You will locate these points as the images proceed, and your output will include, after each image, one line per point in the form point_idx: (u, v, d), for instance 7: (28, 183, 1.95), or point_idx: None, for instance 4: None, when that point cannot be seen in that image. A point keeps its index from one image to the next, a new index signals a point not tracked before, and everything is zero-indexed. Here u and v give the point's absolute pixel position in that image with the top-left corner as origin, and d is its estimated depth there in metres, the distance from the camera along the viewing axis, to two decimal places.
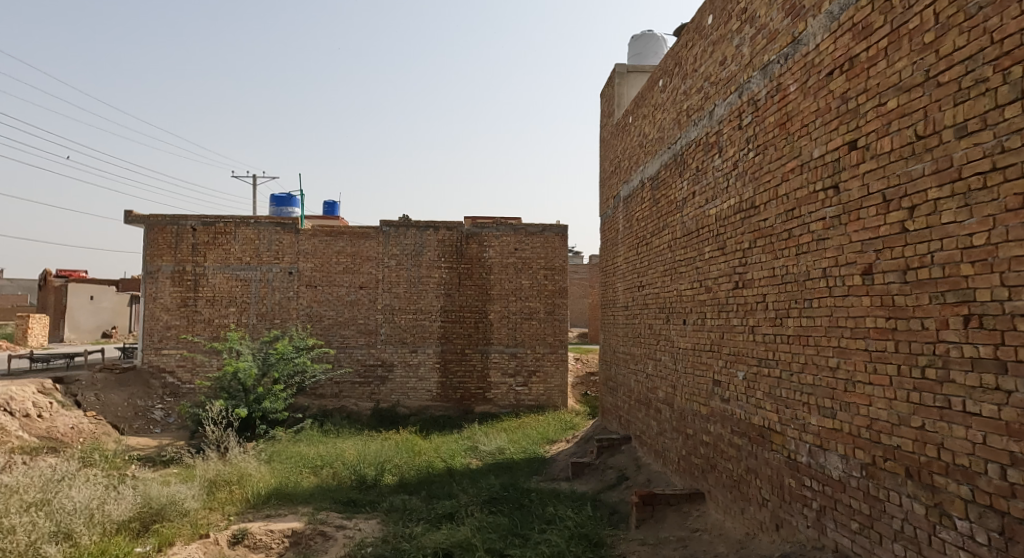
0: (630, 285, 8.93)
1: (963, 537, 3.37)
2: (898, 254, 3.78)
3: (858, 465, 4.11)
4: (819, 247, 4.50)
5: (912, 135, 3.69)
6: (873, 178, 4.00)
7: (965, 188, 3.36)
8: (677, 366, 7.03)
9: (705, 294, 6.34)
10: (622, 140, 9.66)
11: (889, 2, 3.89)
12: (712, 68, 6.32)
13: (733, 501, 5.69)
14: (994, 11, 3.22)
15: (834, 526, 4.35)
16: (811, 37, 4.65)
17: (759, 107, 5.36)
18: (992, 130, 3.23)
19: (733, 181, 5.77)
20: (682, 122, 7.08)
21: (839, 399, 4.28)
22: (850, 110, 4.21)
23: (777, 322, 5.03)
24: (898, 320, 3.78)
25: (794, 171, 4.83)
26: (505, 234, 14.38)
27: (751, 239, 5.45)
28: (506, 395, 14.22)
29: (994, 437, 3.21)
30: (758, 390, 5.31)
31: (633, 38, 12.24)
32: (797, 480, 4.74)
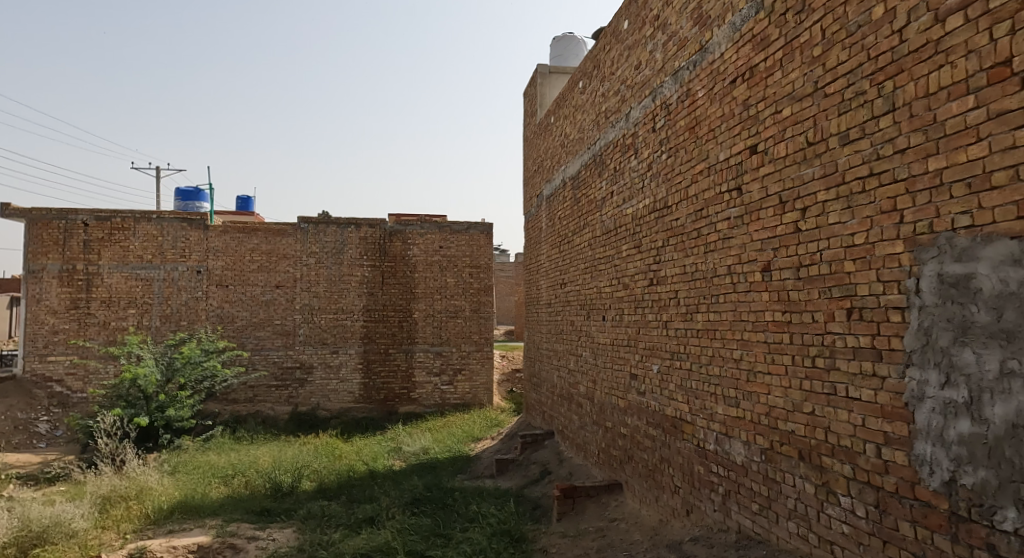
0: (553, 283, 9.09)
1: (846, 512, 3.66)
2: (792, 252, 4.06)
3: (758, 449, 4.38)
4: (724, 246, 4.76)
5: (804, 141, 3.97)
6: (770, 181, 4.27)
7: (848, 192, 3.65)
8: (597, 361, 7.24)
9: (623, 291, 6.55)
10: (544, 139, 9.83)
11: (784, 15, 4.15)
12: (628, 72, 6.53)
13: (648, 490, 5.93)
14: (871, 29, 3.51)
15: (737, 508, 4.61)
16: (716, 46, 4.90)
17: (671, 111, 5.60)
18: (869, 139, 3.51)
19: (648, 182, 6.00)
20: (601, 123, 7.28)
21: (743, 388, 4.54)
22: (751, 116, 4.47)
23: (688, 316, 5.28)
24: (792, 314, 4.06)
25: (702, 173, 5.09)
26: (430, 232, 14.34)
27: (664, 237, 5.68)
28: (431, 395, 14.20)
29: (873, 419, 3.50)
30: (670, 382, 5.55)
31: (555, 39, 12.49)
32: (705, 466, 4.99)
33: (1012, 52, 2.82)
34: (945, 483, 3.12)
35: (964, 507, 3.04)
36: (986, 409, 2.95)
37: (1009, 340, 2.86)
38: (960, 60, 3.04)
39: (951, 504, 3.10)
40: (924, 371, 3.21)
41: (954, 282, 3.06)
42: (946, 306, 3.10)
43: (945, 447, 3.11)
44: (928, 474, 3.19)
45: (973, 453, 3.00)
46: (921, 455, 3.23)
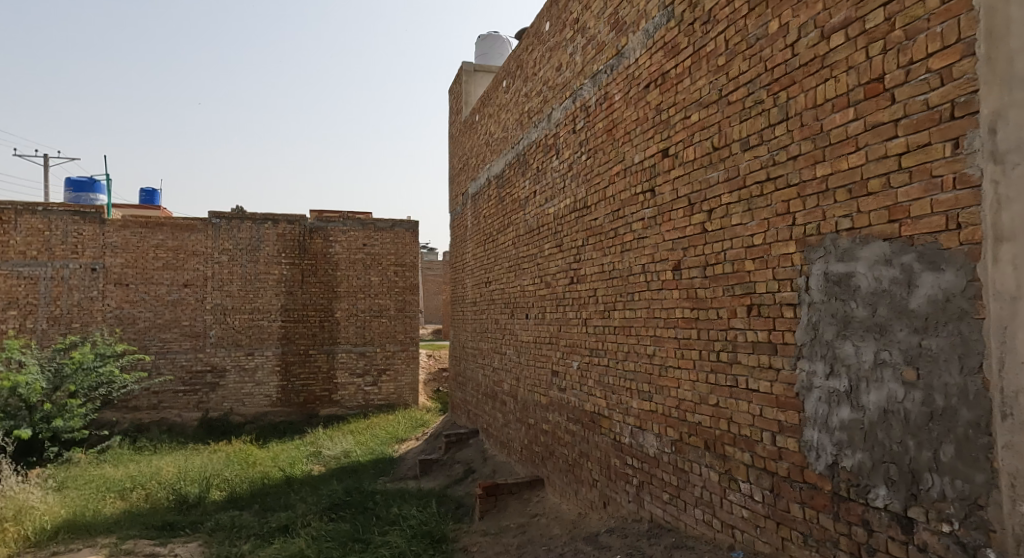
0: (479, 282, 9.11)
1: (746, 497, 3.88)
2: (700, 252, 4.26)
3: (669, 441, 4.56)
4: (639, 245, 4.93)
5: (710, 146, 4.17)
6: (681, 184, 4.46)
7: (748, 195, 3.86)
8: (521, 359, 7.32)
9: (545, 289, 6.66)
10: (470, 137, 9.83)
11: (692, 25, 4.34)
12: (550, 73, 6.64)
13: (569, 485, 6.07)
14: (768, 42, 3.72)
15: (650, 498, 4.79)
16: (631, 51, 5.06)
17: (590, 113, 5.73)
18: (767, 145, 3.73)
19: (568, 182, 6.13)
20: (524, 123, 7.36)
21: (655, 383, 4.72)
22: (663, 121, 4.65)
23: (605, 314, 5.43)
24: (700, 311, 4.26)
25: (618, 174, 5.24)
26: (353, 229, 14.07)
27: (584, 237, 5.81)
28: (354, 396, 13.95)
29: (769, 409, 3.72)
30: (589, 379, 5.69)
31: (480, 38, 12.52)
32: (621, 459, 5.16)
33: (884, 69, 3.08)
34: (829, 466, 3.37)
35: (844, 487, 3.29)
36: (863, 396, 3.22)
37: (882, 332, 3.13)
38: (842, 74, 3.28)
39: (833, 485, 3.35)
40: (812, 362, 3.45)
41: (838, 280, 3.31)
42: (830, 302, 3.35)
43: (829, 433, 3.36)
44: (815, 457, 3.44)
45: (852, 438, 3.25)
46: (809, 441, 3.47)
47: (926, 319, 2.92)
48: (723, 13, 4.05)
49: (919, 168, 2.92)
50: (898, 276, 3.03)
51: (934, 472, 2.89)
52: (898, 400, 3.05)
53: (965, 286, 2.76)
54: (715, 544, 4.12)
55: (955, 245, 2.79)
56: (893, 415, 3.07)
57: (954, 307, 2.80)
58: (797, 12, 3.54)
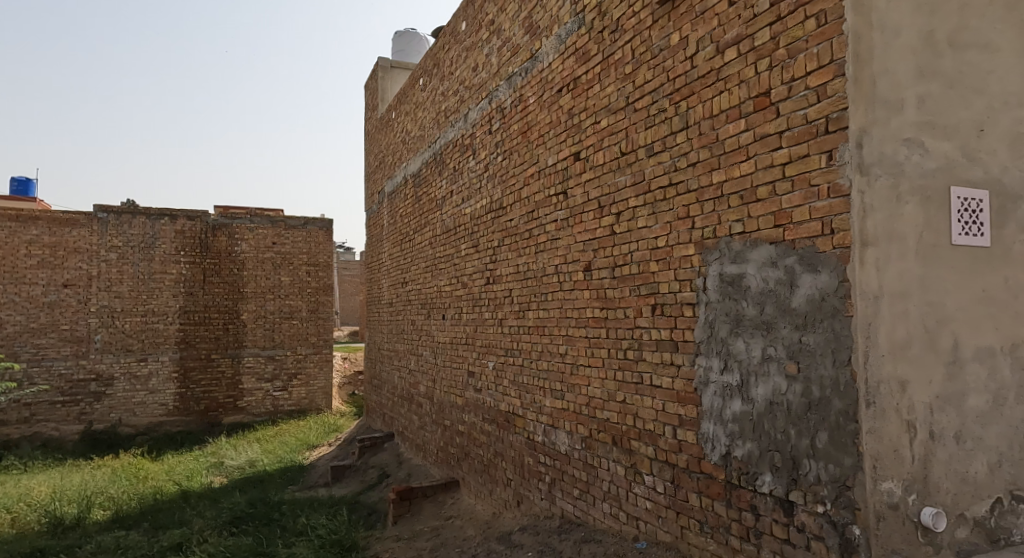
0: (395, 282, 8.99)
1: (650, 489, 4.04)
2: (608, 253, 4.40)
3: (579, 438, 4.69)
4: (552, 246, 5.03)
5: (618, 151, 4.32)
6: (591, 187, 4.59)
7: (653, 199, 4.02)
8: (437, 360, 7.30)
9: (462, 289, 6.67)
10: (386, 135, 9.69)
11: (602, 33, 4.47)
12: (466, 73, 6.65)
13: (483, 485, 6.11)
14: (670, 53, 3.90)
15: (561, 495, 4.90)
16: (544, 55, 5.15)
17: (505, 115, 5.78)
18: (669, 152, 3.90)
19: (484, 182, 6.16)
20: (441, 122, 7.34)
21: (567, 381, 4.84)
22: (574, 125, 4.76)
23: (520, 314, 5.50)
24: (608, 311, 4.40)
25: (532, 176, 5.32)
26: (262, 227, 13.54)
27: (500, 237, 5.86)
28: (262, 402, 13.47)
29: (671, 404, 3.90)
30: (504, 379, 5.75)
31: (397, 34, 12.39)
32: (534, 457, 5.24)
33: (770, 84, 3.30)
34: (722, 456, 3.57)
35: (735, 475, 3.50)
36: (752, 390, 3.43)
37: (769, 330, 3.35)
38: (735, 87, 3.49)
39: (726, 474, 3.56)
40: (709, 358, 3.65)
41: (731, 281, 3.52)
42: (725, 302, 3.56)
43: (723, 425, 3.57)
44: (710, 449, 3.64)
45: (743, 429, 3.46)
46: (706, 433, 3.67)
47: (806, 317, 3.15)
48: (630, 23, 4.21)
49: (799, 177, 3.15)
50: (783, 277, 3.25)
51: (812, 458, 3.12)
52: (782, 393, 3.28)
53: (838, 287, 3.00)
54: (620, 536, 4.27)
55: (829, 249, 3.03)
56: (778, 407, 3.30)
57: (829, 306, 3.04)
58: (695, 26, 3.72)
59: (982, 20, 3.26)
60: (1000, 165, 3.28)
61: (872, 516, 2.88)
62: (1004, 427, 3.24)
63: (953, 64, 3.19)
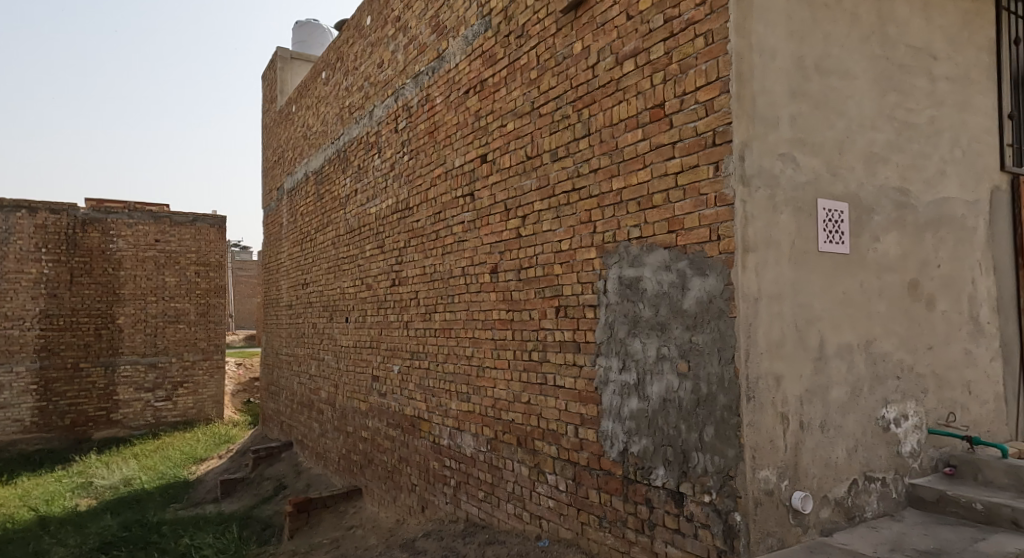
0: (296, 283, 8.67)
1: (552, 488, 4.13)
2: (514, 256, 4.46)
3: (485, 440, 4.71)
4: (459, 248, 5.03)
5: (524, 154, 4.39)
6: (498, 190, 4.63)
7: (556, 204, 4.12)
8: (340, 364, 7.11)
9: (366, 291, 6.53)
10: (285, 129, 9.34)
11: (508, 37, 4.53)
12: (371, 69, 6.54)
13: (387, 492, 6.01)
14: (573, 61, 4.02)
15: (466, 498, 4.91)
16: (452, 56, 5.15)
17: (412, 114, 5.72)
18: (572, 158, 4.01)
19: (391, 182, 6.08)
20: (344, 118, 7.16)
21: (473, 383, 4.85)
22: (481, 127, 4.80)
23: (426, 316, 5.46)
24: (514, 313, 4.45)
25: (440, 176, 5.31)
26: (144, 223, 12.65)
27: (406, 238, 5.79)
28: (141, 414, 12.62)
29: (572, 403, 4.01)
30: (410, 382, 5.69)
31: (297, 25, 12.01)
32: (440, 461, 5.22)
33: (664, 96, 3.47)
34: (620, 453, 3.71)
35: (632, 470, 3.65)
36: (647, 388, 3.59)
37: (663, 330, 3.52)
38: (632, 98, 3.64)
39: (623, 470, 3.70)
40: (609, 358, 3.79)
41: (630, 283, 3.66)
42: (623, 303, 3.70)
43: (621, 423, 3.71)
44: (609, 446, 3.77)
45: (639, 426, 3.62)
46: (606, 431, 3.80)
47: (696, 318, 3.34)
48: (535, 29, 4.29)
49: (690, 186, 3.33)
50: (675, 280, 3.43)
51: (700, 451, 3.31)
52: (674, 390, 3.46)
53: (723, 289, 3.19)
54: (524, 536, 4.33)
55: (715, 254, 3.22)
56: (672, 403, 3.47)
57: (715, 307, 3.23)
58: (596, 37, 3.86)
59: (844, 48, 3.59)
60: (860, 179, 3.62)
61: (751, 502, 3.08)
62: (863, 416, 3.57)
63: (821, 87, 3.50)
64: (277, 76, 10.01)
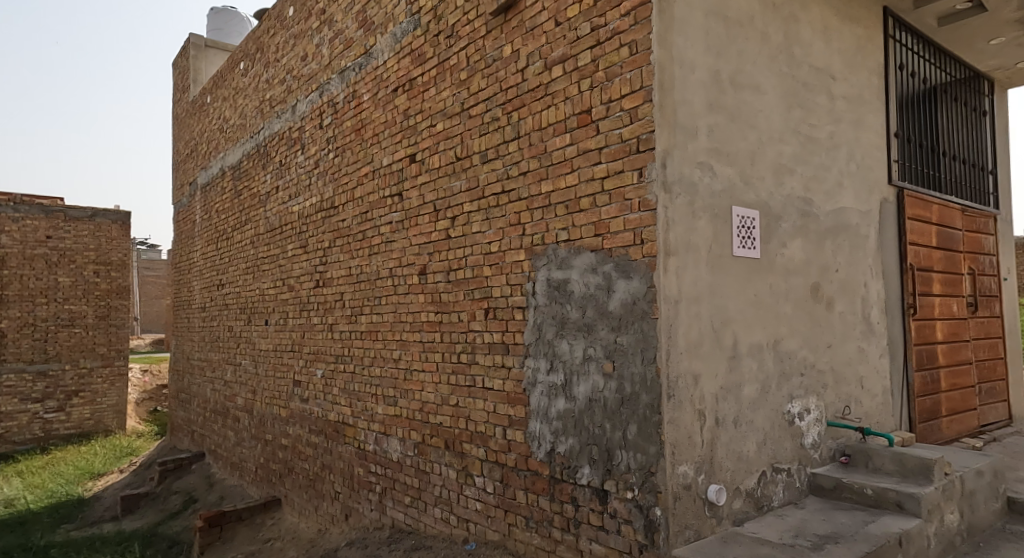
0: (209, 284, 8.24)
1: (480, 490, 4.13)
2: (444, 257, 4.43)
3: (412, 444, 4.65)
4: (387, 249, 4.95)
5: (453, 156, 4.38)
6: (427, 190, 4.60)
7: (486, 205, 4.14)
8: (258, 369, 6.81)
9: (288, 292, 6.29)
10: (199, 120, 8.86)
11: (437, 37, 4.52)
12: (293, 62, 6.32)
13: (308, 501, 5.81)
14: (503, 64, 4.05)
15: (392, 504, 4.82)
16: (379, 52, 5.07)
17: (337, 110, 5.58)
18: (502, 160, 4.05)
19: (314, 179, 5.89)
20: (265, 112, 6.88)
21: (400, 387, 4.78)
22: (410, 126, 4.75)
23: (352, 318, 5.33)
24: (443, 315, 4.43)
25: (366, 175, 5.20)
26: (34, 217, 11.65)
27: (331, 238, 5.63)
28: (29, 427, 11.60)
29: (501, 405, 4.03)
30: (334, 387, 5.52)
31: (213, 11, 11.47)
32: (364, 468, 5.10)
33: (591, 103, 3.57)
34: (547, 453, 3.77)
35: (558, 470, 3.71)
36: (574, 388, 3.67)
37: (590, 331, 3.61)
38: (560, 103, 3.72)
39: (550, 469, 3.76)
40: (537, 359, 3.84)
41: (557, 286, 3.73)
42: (552, 305, 3.77)
43: (548, 423, 3.77)
44: (536, 446, 3.82)
45: (566, 425, 3.69)
46: (533, 432, 3.85)
47: (621, 319, 3.45)
48: (465, 30, 4.30)
49: (615, 191, 3.44)
50: (601, 282, 3.53)
51: (624, 449, 3.41)
52: (600, 389, 3.55)
53: (646, 292, 3.31)
54: (451, 540, 4.30)
55: (639, 257, 3.34)
56: (598, 403, 3.56)
57: (639, 308, 3.35)
58: (525, 41, 3.91)
59: (755, 65, 3.82)
60: (769, 189, 3.85)
61: (671, 497, 3.20)
62: (770, 411, 3.79)
63: (734, 100, 3.70)
64: (191, 64, 9.50)
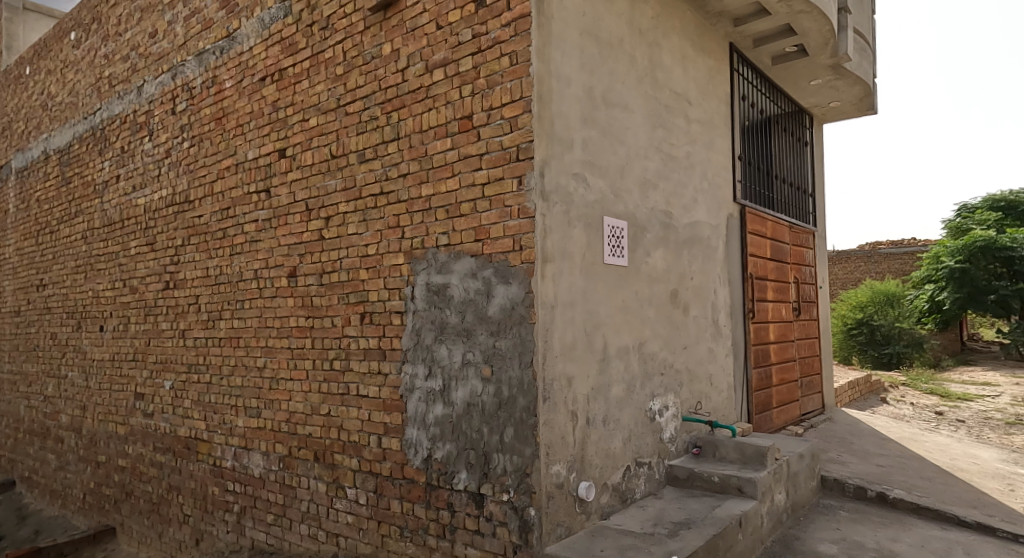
0: (24, 285, 7.10)
1: (352, 503, 3.97)
2: (316, 259, 4.21)
3: (276, 458, 4.35)
4: (251, 249, 4.60)
5: (328, 153, 4.18)
6: (298, 188, 4.34)
7: (364, 206, 4.00)
8: (90, 383, 5.98)
9: (129, 295, 5.60)
10: (14, 95, 7.62)
11: (311, 27, 4.29)
12: (140, 38, 5.64)
13: (150, 528, 5.21)
14: (382, 63, 3.95)
15: (252, 524, 4.47)
16: (244, 37, 4.70)
17: (194, 95, 5.08)
18: (380, 161, 3.94)
19: (165, 170, 5.31)
20: (102, 91, 6.07)
21: (264, 397, 4.45)
22: (280, 119, 4.45)
23: (209, 324, 4.87)
24: (315, 320, 4.21)
25: (228, 169, 4.79)
26: None
27: (184, 235, 5.11)
28: None
29: (376, 413, 3.91)
30: (185, 400, 5.01)
31: None
32: (220, 487, 4.69)
33: (472, 109, 3.59)
34: (424, 460, 3.71)
35: (435, 476, 3.67)
36: (453, 393, 3.66)
37: (469, 336, 3.62)
38: (441, 107, 3.70)
39: (426, 476, 3.71)
40: (415, 366, 3.78)
41: (437, 290, 3.70)
42: (431, 310, 3.73)
43: (426, 429, 3.72)
44: (413, 453, 3.75)
45: (443, 431, 3.66)
46: (410, 439, 3.77)
47: (499, 324, 3.50)
48: (341, 23, 4.13)
49: (495, 198, 3.49)
50: (481, 287, 3.56)
51: (501, 452, 3.46)
52: (478, 394, 3.57)
53: (524, 297, 3.39)
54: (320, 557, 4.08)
55: (518, 263, 3.41)
56: (475, 407, 3.58)
57: (517, 314, 3.42)
58: (406, 41, 3.84)
59: (624, 85, 4.08)
60: (635, 201, 4.12)
61: (544, 496, 3.31)
62: (635, 409, 4.05)
63: (605, 117, 3.92)
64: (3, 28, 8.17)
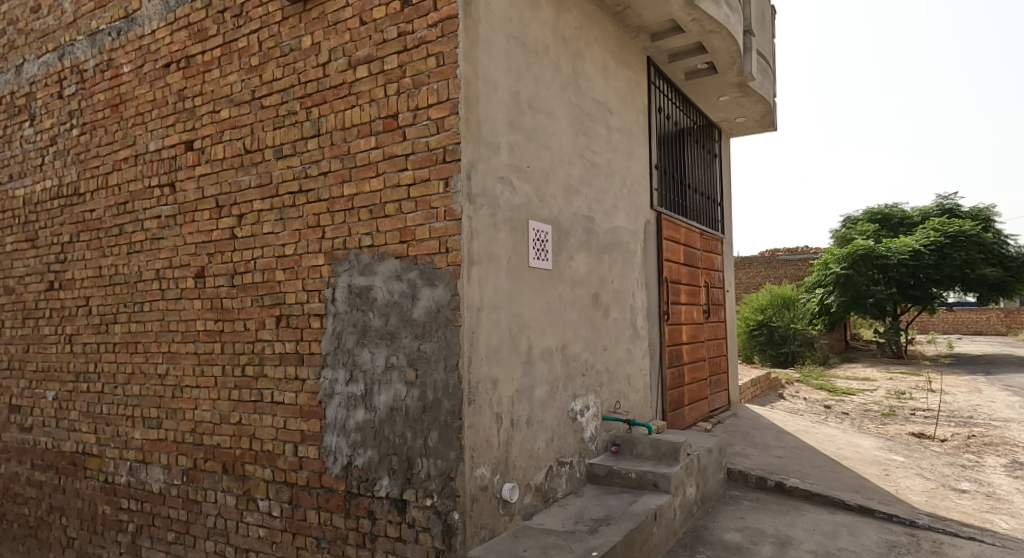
0: None
1: (263, 515, 3.78)
2: (227, 258, 3.98)
3: (179, 472, 4.07)
4: (152, 247, 4.28)
5: (241, 148, 3.97)
6: (207, 183, 4.08)
7: (280, 205, 3.83)
8: None
9: (5, 297, 5.06)
10: None
11: (222, 14, 4.05)
12: (20, 12, 5.11)
13: (27, 554, 4.72)
14: (301, 56, 3.79)
15: (149, 543, 4.16)
16: (146, 20, 4.36)
17: (85, 79, 4.66)
18: (299, 157, 3.78)
19: (49, 159, 4.84)
20: None
21: (166, 406, 4.15)
22: (186, 109, 4.17)
23: (102, 328, 4.48)
24: (225, 323, 3.98)
25: (126, 160, 4.44)
26: None
27: (72, 231, 4.68)
28: None
29: (292, 421, 3.75)
30: (71, 411, 4.59)
31: None
32: (112, 505, 4.33)
33: (397, 108, 3.53)
34: (343, 467, 3.60)
35: (355, 484, 3.57)
36: (375, 398, 3.57)
37: (392, 339, 3.55)
38: (365, 104, 3.61)
39: (345, 484, 3.59)
40: (335, 370, 3.65)
41: (359, 292, 3.60)
42: (352, 313, 3.62)
43: (346, 436, 3.60)
44: (332, 461, 3.63)
45: (364, 437, 3.57)
46: (328, 446, 3.64)
47: (424, 327, 3.45)
48: (256, 12, 3.93)
49: (421, 199, 3.44)
50: (406, 289, 3.50)
51: (424, 457, 3.41)
52: (401, 398, 3.50)
53: (450, 299, 3.37)
54: None
55: (444, 266, 3.38)
56: (399, 412, 3.51)
57: (442, 316, 3.39)
58: (328, 35, 3.71)
59: (548, 91, 4.14)
60: (558, 206, 4.19)
61: (468, 499, 3.29)
62: (556, 410, 4.11)
63: (530, 121, 3.96)
64: None
